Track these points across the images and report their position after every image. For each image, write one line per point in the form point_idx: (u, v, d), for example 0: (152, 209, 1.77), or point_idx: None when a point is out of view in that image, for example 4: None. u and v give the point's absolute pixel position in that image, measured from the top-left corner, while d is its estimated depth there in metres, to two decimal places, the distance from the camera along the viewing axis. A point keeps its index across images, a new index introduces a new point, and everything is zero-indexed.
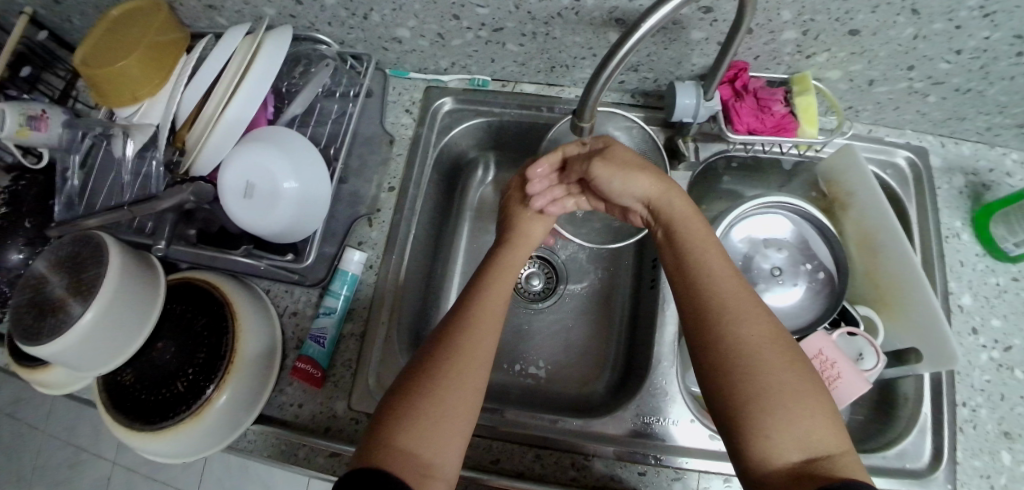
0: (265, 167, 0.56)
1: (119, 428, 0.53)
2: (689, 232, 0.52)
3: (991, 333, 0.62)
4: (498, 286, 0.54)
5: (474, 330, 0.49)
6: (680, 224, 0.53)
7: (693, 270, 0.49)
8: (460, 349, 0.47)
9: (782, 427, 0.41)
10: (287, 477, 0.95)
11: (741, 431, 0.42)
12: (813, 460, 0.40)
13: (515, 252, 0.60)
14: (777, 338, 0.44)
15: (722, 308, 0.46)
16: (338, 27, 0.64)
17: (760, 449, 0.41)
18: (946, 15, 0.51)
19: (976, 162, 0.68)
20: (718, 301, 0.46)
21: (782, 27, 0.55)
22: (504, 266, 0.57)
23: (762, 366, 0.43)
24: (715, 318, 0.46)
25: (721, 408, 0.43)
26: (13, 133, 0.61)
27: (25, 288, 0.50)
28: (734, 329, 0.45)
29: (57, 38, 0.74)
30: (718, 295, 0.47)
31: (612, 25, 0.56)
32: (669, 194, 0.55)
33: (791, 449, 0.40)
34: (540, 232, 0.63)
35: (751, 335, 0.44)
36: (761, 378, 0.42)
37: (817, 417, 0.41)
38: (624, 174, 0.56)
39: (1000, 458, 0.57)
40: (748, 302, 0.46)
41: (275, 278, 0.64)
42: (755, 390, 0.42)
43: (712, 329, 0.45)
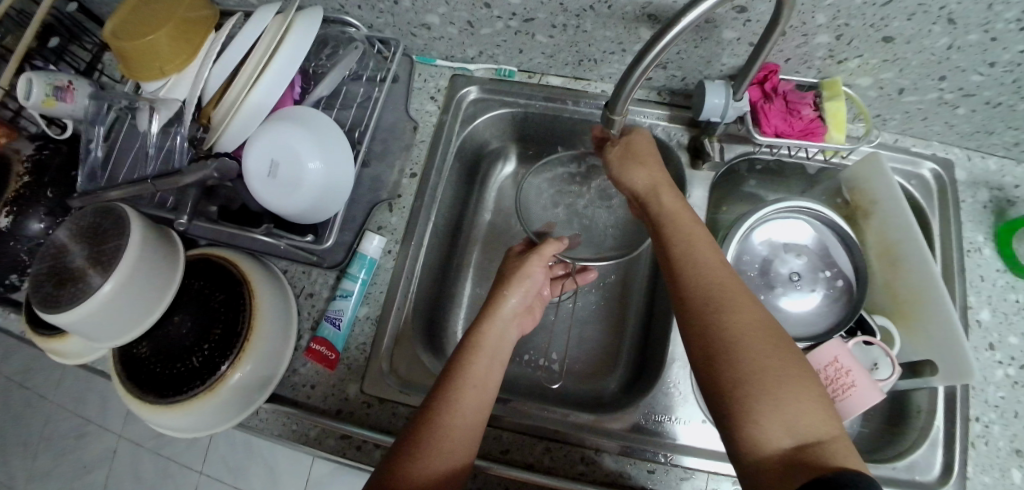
0: (292, 148, 0.56)
1: (132, 399, 0.54)
2: (677, 226, 0.52)
3: (1008, 350, 0.61)
4: (454, 425, 0.46)
5: (423, 462, 0.43)
6: (671, 218, 0.53)
7: (681, 263, 0.50)
8: (428, 459, 0.43)
9: (769, 413, 0.40)
10: (290, 456, 0.96)
11: (731, 420, 0.42)
12: (804, 446, 0.39)
13: (488, 332, 0.53)
14: (762, 325, 0.44)
15: (709, 298, 0.46)
16: (368, 10, 0.65)
17: (750, 436, 0.40)
18: (983, 25, 0.50)
19: (1002, 177, 0.68)
20: (703, 293, 0.47)
21: (816, 30, 0.55)
22: (461, 385, 0.48)
23: (750, 351, 0.43)
24: (701, 309, 0.46)
25: (713, 395, 0.43)
26: (39, 103, 0.62)
27: (45, 257, 0.50)
28: (721, 316, 0.45)
29: (86, 10, 0.73)
30: (705, 287, 0.47)
31: (644, 21, 0.56)
32: (668, 193, 0.55)
33: (782, 436, 0.40)
34: (513, 303, 0.57)
35: (738, 323, 0.44)
36: (748, 364, 0.42)
37: (806, 401, 0.41)
38: (629, 164, 0.58)
39: (1010, 476, 0.57)
40: (735, 290, 0.46)
41: (294, 258, 0.64)
42: (740, 378, 0.42)
43: (699, 321, 0.46)
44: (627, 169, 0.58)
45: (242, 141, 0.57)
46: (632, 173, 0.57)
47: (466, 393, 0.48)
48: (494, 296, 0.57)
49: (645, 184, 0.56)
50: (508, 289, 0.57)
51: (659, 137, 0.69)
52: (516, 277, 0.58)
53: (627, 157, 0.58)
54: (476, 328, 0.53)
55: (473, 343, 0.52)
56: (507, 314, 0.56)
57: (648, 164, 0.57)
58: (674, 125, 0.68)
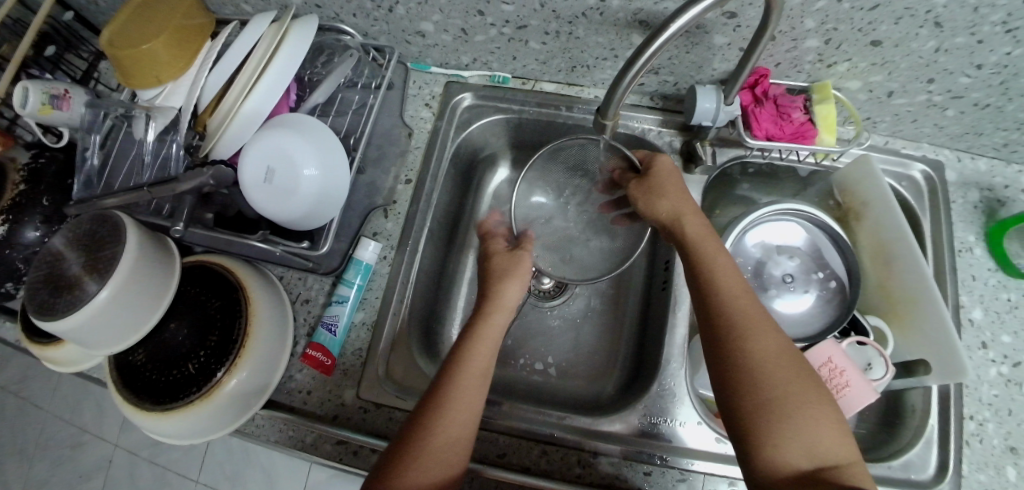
0: (287, 155, 0.56)
1: (128, 407, 0.54)
2: (702, 246, 0.52)
3: (1001, 348, 0.62)
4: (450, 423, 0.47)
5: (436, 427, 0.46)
6: (695, 239, 0.53)
7: (706, 285, 0.50)
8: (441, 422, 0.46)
9: (790, 436, 0.41)
10: (287, 463, 0.96)
11: (751, 440, 0.42)
12: (822, 469, 0.40)
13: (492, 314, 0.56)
14: (787, 350, 0.45)
15: (736, 321, 0.47)
16: (363, 18, 0.65)
17: (767, 459, 0.41)
18: (970, 28, 0.51)
19: (992, 177, 0.69)
20: (730, 315, 0.47)
21: (805, 35, 0.55)
22: (456, 382, 0.49)
23: (775, 375, 0.44)
24: (726, 333, 0.46)
25: (732, 414, 0.44)
26: (36, 111, 0.62)
27: (42, 265, 0.51)
28: (746, 341, 0.45)
29: (83, 19, 0.74)
30: (729, 309, 0.47)
31: (636, 27, 0.56)
32: (691, 217, 0.55)
33: (802, 458, 0.41)
34: (513, 294, 0.59)
35: (762, 350, 0.45)
36: (770, 390, 0.43)
37: (824, 427, 0.42)
38: (651, 199, 0.57)
39: (1005, 474, 0.57)
40: (761, 315, 0.47)
41: (289, 264, 0.64)
42: (763, 402, 0.43)
43: (725, 342, 0.46)
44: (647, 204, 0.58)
45: (239, 149, 0.58)
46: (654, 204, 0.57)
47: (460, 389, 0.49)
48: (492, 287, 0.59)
49: (666, 211, 0.56)
50: (505, 286, 0.59)
51: (652, 142, 0.69)
52: (509, 272, 0.61)
53: (649, 193, 0.58)
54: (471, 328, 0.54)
55: (469, 341, 0.52)
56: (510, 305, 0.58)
57: (668, 194, 0.57)
58: (667, 129, 0.69)
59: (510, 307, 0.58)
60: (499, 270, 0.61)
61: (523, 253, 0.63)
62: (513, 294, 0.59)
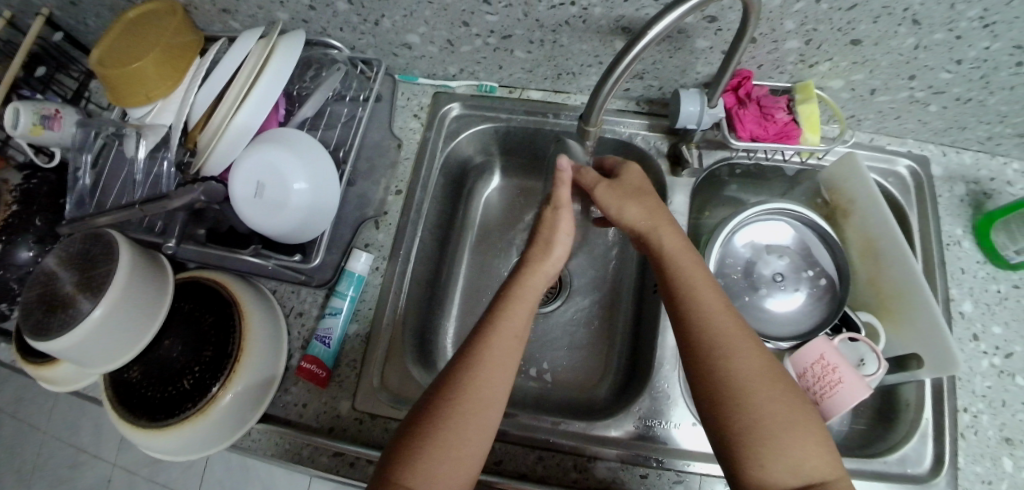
0: (277, 169, 0.56)
1: (124, 425, 0.53)
2: (678, 262, 0.51)
3: (992, 340, 0.62)
4: (484, 387, 0.46)
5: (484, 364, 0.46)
6: (671, 255, 0.52)
7: (685, 304, 0.49)
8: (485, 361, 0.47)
9: (778, 458, 0.42)
10: (286, 478, 0.96)
11: (740, 463, 0.43)
12: (808, 487, 0.41)
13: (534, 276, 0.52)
14: (769, 369, 0.45)
15: (717, 342, 0.46)
16: (350, 32, 0.66)
17: (757, 480, 0.42)
18: (947, 25, 0.52)
19: (977, 171, 0.69)
20: (709, 336, 0.46)
21: (786, 36, 0.56)
22: (489, 345, 0.47)
23: (759, 397, 0.44)
24: (706, 357, 0.46)
25: (718, 437, 0.44)
26: (27, 132, 0.63)
27: (35, 284, 0.51)
28: (728, 363, 0.45)
29: (72, 39, 0.74)
30: (709, 329, 0.47)
31: (619, 33, 0.57)
32: (667, 230, 0.53)
33: (790, 478, 0.41)
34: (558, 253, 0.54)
35: (744, 370, 0.45)
36: (754, 411, 0.43)
37: (810, 444, 0.42)
38: (622, 202, 0.55)
39: (1001, 465, 0.57)
40: (741, 333, 0.47)
41: (282, 278, 0.64)
42: (749, 424, 0.43)
43: (707, 365, 0.46)
44: (620, 208, 0.55)
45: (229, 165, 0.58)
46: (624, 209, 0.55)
47: (495, 351, 0.47)
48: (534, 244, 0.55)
49: (640, 220, 0.54)
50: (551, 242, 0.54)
51: (640, 146, 0.69)
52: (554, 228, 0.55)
53: (618, 198, 0.55)
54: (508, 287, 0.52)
55: (508, 300, 0.50)
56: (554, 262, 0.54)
57: (641, 201, 0.55)
58: (654, 133, 0.69)
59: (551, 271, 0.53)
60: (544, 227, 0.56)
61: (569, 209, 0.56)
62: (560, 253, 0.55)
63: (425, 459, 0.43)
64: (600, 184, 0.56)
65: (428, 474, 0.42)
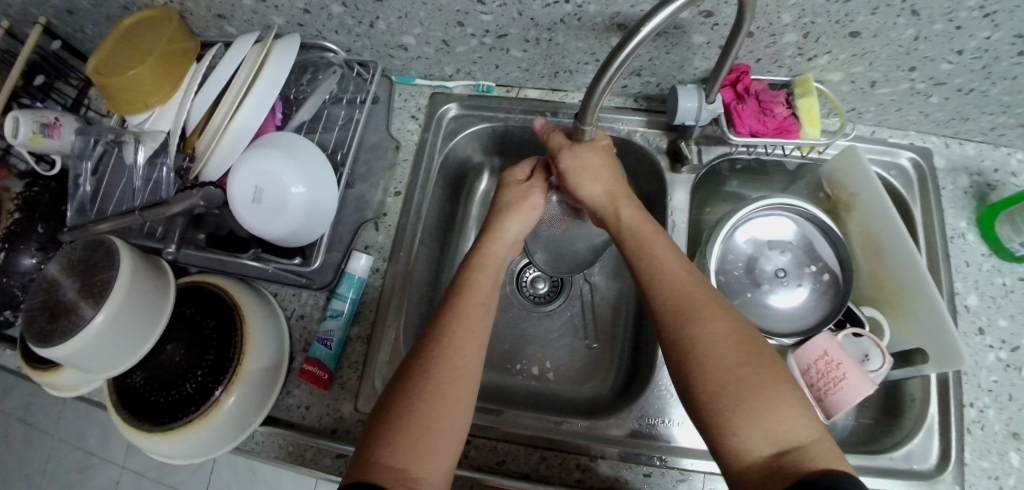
0: (274, 173, 0.56)
1: (129, 429, 0.54)
2: (640, 236, 0.53)
3: (998, 333, 0.62)
4: (454, 358, 0.47)
5: (457, 340, 0.48)
6: (635, 231, 0.53)
7: (649, 278, 0.50)
8: (457, 336, 0.48)
9: (747, 423, 0.41)
10: (293, 480, 0.96)
11: (712, 432, 0.42)
12: (783, 452, 0.40)
13: (491, 252, 0.56)
14: (735, 332, 0.45)
15: (680, 310, 0.47)
16: (345, 35, 0.66)
17: (728, 448, 0.41)
18: (947, 15, 0.51)
19: (981, 162, 0.69)
20: (670, 305, 0.47)
21: (784, 30, 0.56)
22: (461, 316, 0.50)
23: (725, 361, 0.43)
24: (669, 326, 0.47)
25: (690, 407, 0.44)
26: (26, 141, 0.63)
27: (38, 291, 0.51)
28: (692, 331, 0.45)
29: (70, 47, 0.75)
30: (671, 298, 0.48)
31: (614, 30, 0.57)
32: (624, 205, 0.56)
33: (761, 444, 0.40)
34: (514, 231, 0.59)
35: (709, 337, 0.45)
36: (720, 377, 0.43)
37: (781, 407, 0.41)
38: (578, 174, 0.57)
39: (1008, 459, 0.57)
40: (707, 302, 0.47)
41: (283, 281, 0.65)
42: (715, 391, 0.43)
43: (671, 334, 0.46)
44: (576, 180, 0.57)
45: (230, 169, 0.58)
46: (588, 181, 0.57)
47: (466, 322, 0.50)
48: (492, 221, 0.59)
49: (599, 194, 0.57)
50: (505, 219, 0.59)
51: (639, 143, 0.69)
52: (513, 205, 0.60)
53: (581, 168, 0.56)
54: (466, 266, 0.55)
55: (473, 272, 0.54)
56: (510, 239, 0.59)
57: (600, 175, 0.57)
58: (652, 130, 0.69)
59: (510, 241, 0.58)
60: (504, 202, 0.61)
61: (537, 188, 0.61)
62: (515, 232, 0.59)
63: (404, 434, 0.43)
64: (563, 150, 0.57)
65: (409, 450, 0.42)
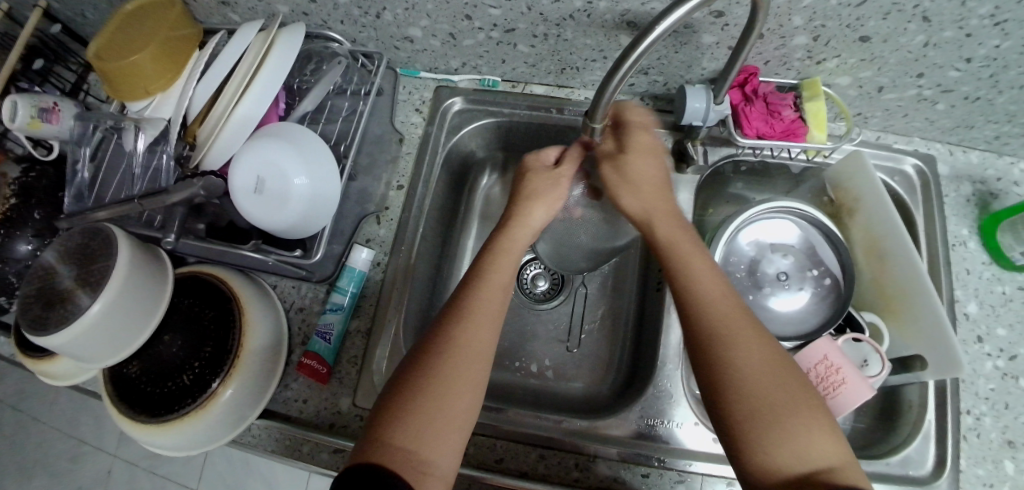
0: (277, 164, 0.56)
1: (124, 420, 0.53)
2: (677, 249, 0.52)
3: (996, 341, 0.62)
4: (469, 339, 0.47)
5: (473, 320, 0.48)
6: (672, 245, 0.53)
7: (685, 292, 0.49)
8: (474, 316, 0.49)
9: (779, 443, 0.41)
10: (288, 472, 0.96)
11: (743, 450, 0.42)
12: (814, 472, 0.40)
13: (515, 237, 0.55)
14: (768, 354, 0.45)
15: (715, 327, 0.47)
16: (351, 25, 0.65)
17: (759, 466, 0.41)
18: (957, 22, 0.51)
19: (984, 170, 0.69)
20: (706, 322, 0.47)
21: (794, 32, 0.55)
22: (480, 296, 0.50)
23: (759, 381, 0.44)
24: (703, 342, 0.46)
25: (720, 423, 0.44)
26: (25, 125, 0.62)
27: (34, 278, 0.50)
28: (727, 351, 0.45)
29: (70, 31, 0.74)
30: (707, 315, 0.47)
31: (624, 27, 0.56)
32: (660, 218, 0.55)
33: (793, 463, 0.41)
34: (540, 219, 0.57)
35: (743, 357, 0.45)
36: (755, 396, 0.43)
37: (812, 429, 0.42)
38: (620, 182, 0.56)
39: (1003, 467, 0.57)
40: (741, 321, 0.47)
41: (282, 274, 0.64)
42: (749, 409, 0.43)
43: (706, 350, 0.46)
44: (616, 192, 0.57)
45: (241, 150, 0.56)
46: (630, 190, 0.56)
47: (485, 303, 0.50)
48: (517, 208, 0.57)
49: (638, 209, 0.56)
50: (530, 207, 0.57)
51: None
52: (538, 193, 0.58)
53: (623, 181, 0.56)
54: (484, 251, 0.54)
55: (495, 253, 0.54)
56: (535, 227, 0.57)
57: (639, 187, 0.56)
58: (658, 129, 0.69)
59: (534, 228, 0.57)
60: (529, 189, 0.58)
61: (565, 175, 0.58)
62: (540, 220, 0.57)
63: (416, 416, 0.43)
64: (609, 159, 0.56)
65: (419, 429, 0.43)
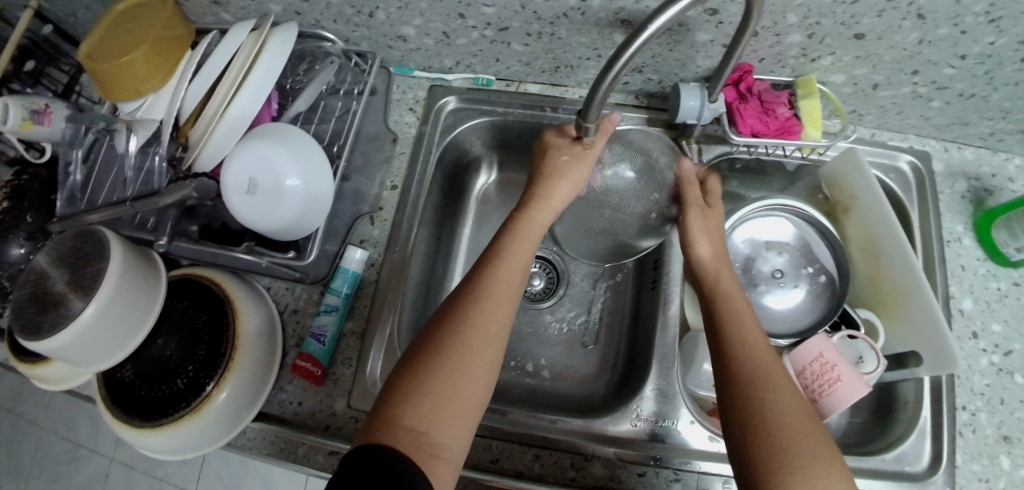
0: (269, 164, 0.55)
1: (119, 424, 0.53)
2: (726, 298, 0.53)
3: (992, 337, 0.62)
4: (486, 320, 0.47)
5: (489, 300, 0.48)
6: (723, 294, 0.53)
7: (729, 334, 0.50)
8: (492, 293, 0.48)
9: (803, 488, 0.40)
10: (285, 473, 0.96)
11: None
12: None
13: (538, 209, 0.54)
14: (801, 404, 0.45)
15: (754, 371, 0.46)
16: (344, 24, 0.64)
17: None
18: (952, 19, 0.51)
19: (978, 166, 0.69)
20: (745, 364, 0.47)
21: (788, 30, 0.55)
22: (498, 275, 0.50)
23: (791, 426, 0.43)
24: (740, 381, 0.46)
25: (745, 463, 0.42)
26: (17, 127, 0.62)
27: (27, 282, 0.50)
28: (765, 395, 0.45)
29: (62, 32, 0.73)
30: (747, 359, 0.47)
31: (618, 26, 0.56)
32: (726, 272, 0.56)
33: None
34: (563, 198, 0.55)
35: (779, 402, 0.44)
36: (785, 439, 0.42)
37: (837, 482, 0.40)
38: (709, 230, 0.57)
39: (999, 462, 0.57)
40: (779, 370, 0.47)
41: (275, 275, 0.63)
42: (777, 450, 0.41)
43: (741, 390, 0.45)
44: (695, 238, 0.57)
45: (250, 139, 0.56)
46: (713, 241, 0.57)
47: (504, 282, 0.50)
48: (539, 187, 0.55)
49: (712, 259, 0.56)
50: (553, 185, 0.55)
51: None
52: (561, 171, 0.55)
53: (706, 229, 0.57)
54: (504, 234, 0.53)
55: (517, 230, 0.53)
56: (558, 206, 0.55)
57: (714, 239, 0.57)
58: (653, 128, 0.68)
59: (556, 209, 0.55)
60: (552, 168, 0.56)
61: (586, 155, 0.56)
62: (563, 199, 0.55)
63: (428, 399, 0.43)
64: (699, 206, 0.58)
65: (429, 408, 0.43)
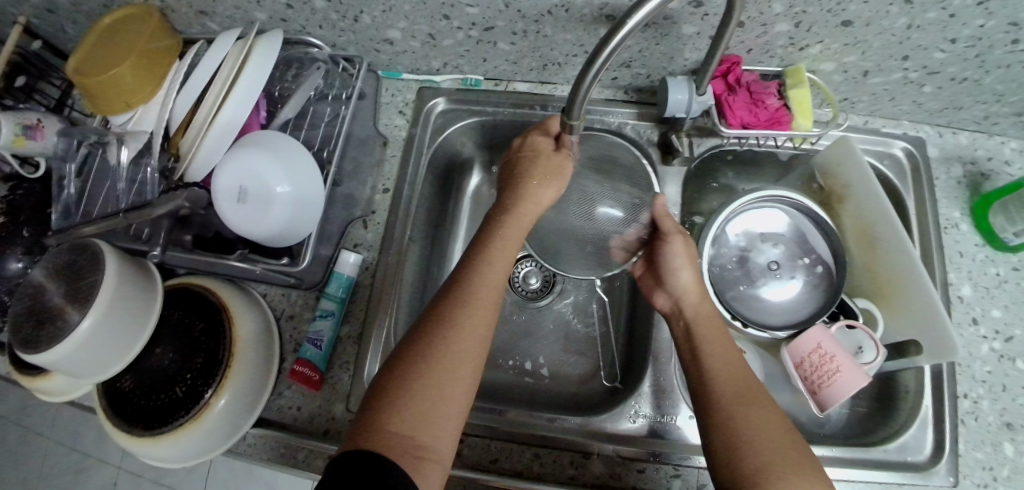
0: (257, 172, 0.55)
1: (120, 435, 0.53)
2: (699, 321, 0.53)
3: (992, 323, 0.62)
4: (473, 320, 0.48)
5: (473, 300, 0.49)
6: (697, 318, 0.53)
7: (702, 357, 0.50)
8: (478, 295, 0.49)
9: None
10: (290, 478, 0.96)
11: None
12: None
13: (522, 210, 0.56)
14: (777, 418, 0.45)
15: (727, 390, 0.47)
16: (330, 29, 0.64)
17: None
18: (940, 3, 0.50)
19: (974, 151, 0.68)
20: (718, 385, 0.47)
21: (774, 19, 0.55)
22: (482, 276, 0.50)
23: (767, 442, 0.43)
24: (714, 402, 0.46)
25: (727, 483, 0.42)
26: (8, 143, 0.63)
27: (24, 296, 0.50)
28: (739, 413, 0.45)
29: (51, 46, 0.74)
30: (719, 379, 0.47)
31: (602, 21, 0.56)
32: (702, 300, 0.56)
33: None
34: (552, 197, 0.57)
35: (754, 418, 0.44)
36: (763, 454, 0.42)
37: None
38: (686, 259, 0.57)
39: (1002, 449, 0.57)
40: (752, 385, 0.47)
41: (270, 281, 0.64)
42: (756, 466, 0.41)
43: (716, 411, 0.46)
44: (676, 266, 0.57)
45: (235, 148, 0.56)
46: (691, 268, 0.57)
47: (487, 283, 0.50)
48: (526, 186, 0.56)
49: (692, 287, 0.56)
50: (540, 190, 0.56)
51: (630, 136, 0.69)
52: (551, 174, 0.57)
53: (686, 258, 0.57)
54: (487, 237, 0.54)
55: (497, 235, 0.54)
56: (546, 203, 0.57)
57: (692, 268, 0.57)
58: (643, 123, 0.68)
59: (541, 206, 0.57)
60: (540, 171, 0.56)
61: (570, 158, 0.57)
62: (550, 197, 0.57)
63: (416, 400, 0.43)
64: (679, 234, 0.58)
65: (416, 409, 0.43)
